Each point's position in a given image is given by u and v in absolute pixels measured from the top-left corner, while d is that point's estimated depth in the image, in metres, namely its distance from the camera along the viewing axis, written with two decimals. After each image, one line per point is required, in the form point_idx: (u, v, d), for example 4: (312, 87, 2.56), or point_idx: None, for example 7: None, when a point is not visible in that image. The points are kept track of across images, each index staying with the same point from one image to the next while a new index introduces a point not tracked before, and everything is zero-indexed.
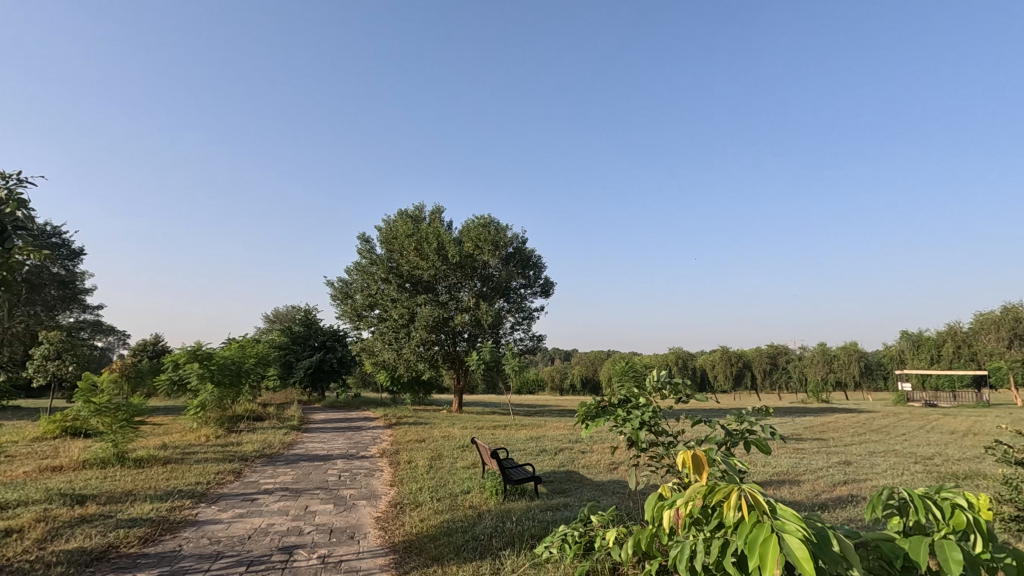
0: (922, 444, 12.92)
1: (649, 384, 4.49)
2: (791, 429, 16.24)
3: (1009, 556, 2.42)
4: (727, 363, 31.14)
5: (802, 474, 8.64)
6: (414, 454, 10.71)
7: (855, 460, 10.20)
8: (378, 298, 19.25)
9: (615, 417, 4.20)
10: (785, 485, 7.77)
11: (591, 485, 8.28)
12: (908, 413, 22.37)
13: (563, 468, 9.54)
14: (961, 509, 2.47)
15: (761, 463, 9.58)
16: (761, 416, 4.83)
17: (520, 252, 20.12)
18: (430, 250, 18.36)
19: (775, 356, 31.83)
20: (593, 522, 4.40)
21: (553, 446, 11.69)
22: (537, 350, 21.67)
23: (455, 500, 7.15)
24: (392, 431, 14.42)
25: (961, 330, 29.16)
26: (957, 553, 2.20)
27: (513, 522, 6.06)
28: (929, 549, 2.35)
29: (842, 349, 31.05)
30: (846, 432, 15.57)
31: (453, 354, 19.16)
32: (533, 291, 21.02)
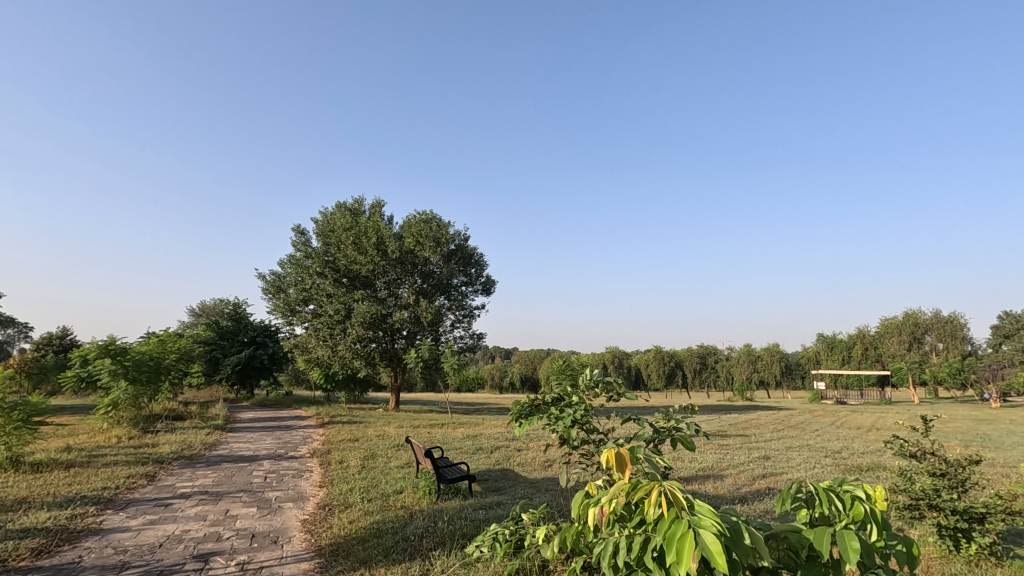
0: (831, 439, 13.90)
1: (581, 383, 4.53)
2: (717, 426, 17.03)
3: (900, 543, 2.61)
4: (661, 363, 32.26)
5: (725, 469, 9.07)
6: (346, 454, 10.39)
7: (774, 455, 10.80)
8: (313, 293, 18.54)
9: (548, 416, 4.21)
10: (709, 479, 8.13)
11: (525, 483, 8.33)
12: (821, 410, 24.04)
13: (499, 466, 9.56)
14: (860, 501, 2.64)
15: (688, 459, 9.98)
16: (687, 414, 4.98)
17: (462, 250, 20.03)
18: (369, 245, 17.90)
19: (704, 356, 33.35)
20: (524, 520, 4.39)
21: (490, 445, 11.69)
22: (477, 348, 21.64)
23: (387, 501, 6.98)
24: (325, 430, 13.97)
25: (869, 333, 31.67)
26: (855, 542, 2.34)
27: (445, 521, 5.98)
28: (832, 538, 2.48)
29: (766, 350, 32.90)
30: (766, 429, 16.52)
31: (390, 352, 18.79)
32: (474, 289, 20.98)
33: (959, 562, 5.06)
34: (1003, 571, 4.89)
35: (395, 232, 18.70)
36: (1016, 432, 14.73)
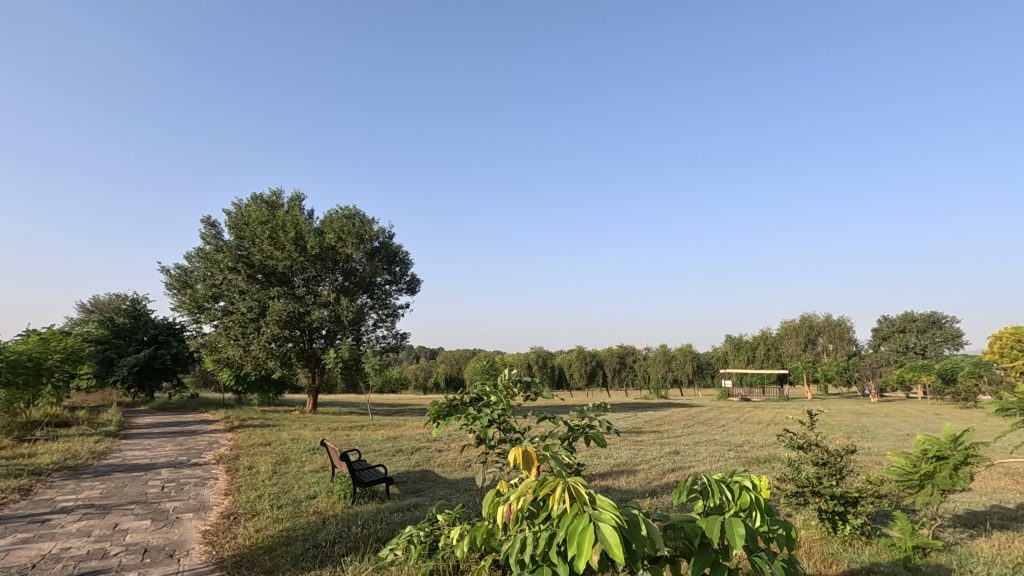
0: (735, 433, 14.89)
1: (499, 383, 4.56)
2: (633, 423, 17.78)
3: (780, 527, 2.85)
4: (583, 362, 33.15)
5: (638, 464, 9.49)
6: (256, 459, 9.85)
7: (683, 450, 11.45)
8: (224, 289, 17.42)
9: (465, 416, 4.19)
10: (623, 474, 8.48)
11: (444, 484, 8.29)
12: (727, 407, 25.76)
13: (418, 467, 9.45)
14: (747, 490, 2.85)
15: (604, 455, 10.33)
16: (600, 412, 5.15)
17: (386, 247, 19.62)
18: (287, 240, 17.06)
19: (623, 356, 34.68)
20: (439, 521, 4.33)
21: (410, 446, 11.55)
22: (399, 348, 21.28)
23: (298, 507, 6.70)
24: (234, 435, 13.17)
25: (771, 335, 34.25)
26: (740, 529, 2.53)
27: (359, 526, 5.83)
28: (721, 526, 2.66)
29: (680, 350, 34.74)
30: (677, 425, 17.45)
31: (308, 352, 18.04)
32: (398, 288, 20.65)
33: (835, 542, 5.62)
34: (870, 548, 5.48)
35: (315, 227, 17.98)
36: (889, 423, 16.50)
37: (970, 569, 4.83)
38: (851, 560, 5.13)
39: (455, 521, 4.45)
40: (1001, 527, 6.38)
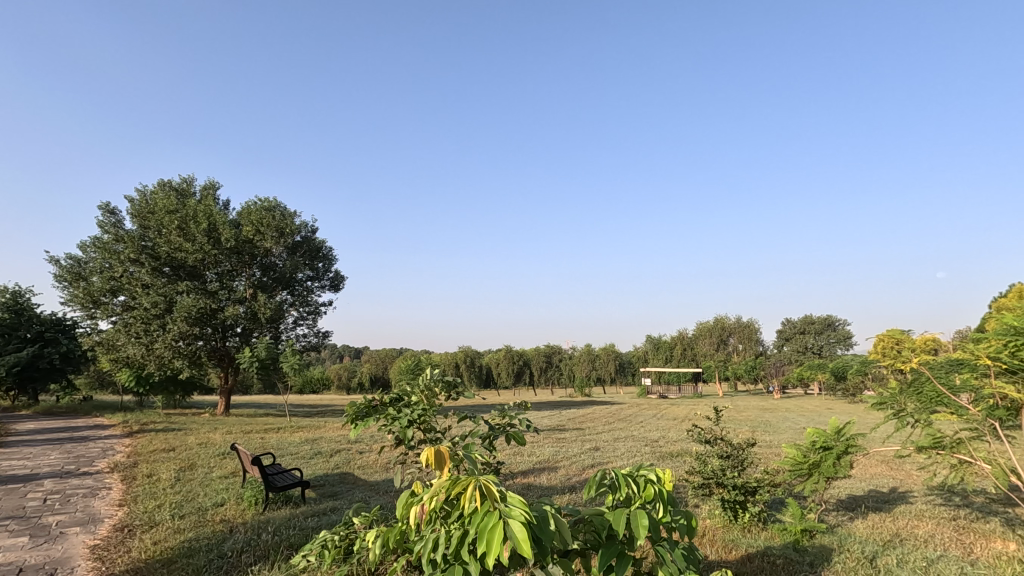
0: (651, 429, 15.54)
1: (420, 383, 4.52)
2: (556, 420, 18.17)
3: (682, 516, 3.01)
4: (511, 362, 33.33)
5: (559, 460, 9.74)
6: (157, 466, 9.15)
7: (602, 446, 11.85)
8: (124, 283, 16.03)
9: (385, 416, 4.09)
10: (544, 471, 8.66)
11: (364, 486, 8.12)
12: (646, 404, 26.93)
13: (338, 470, 9.18)
14: (651, 483, 2.99)
15: (527, 453, 10.51)
16: (521, 411, 5.21)
17: (308, 242, 18.90)
18: (198, 231, 15.95)
19: (549, 355, 35.34)
20: (356, 524, 4.19)
21: (329, 448, 11.17)
22: (321, 348, 20.51)
23: (203, 516, 6.31)
24: (132, 440, 12.17)
25: (687, 335, 36.08)
26: (644, 520, 2.64)
27: (270, 532, 5.58)
28: (627, 517, 2.77)
29: (603, 350, 35.94)
30: (599, 422, 18.05)
31: (220, 351, 16.96)
32: (321, 285, 19.92)
33: (735, 529, 6.02)
34: (766, 534, 5.93)
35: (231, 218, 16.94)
36: (787, 417, 17.91)
37: (848, 547, 5.35)
38: (749, 544, 5.53)
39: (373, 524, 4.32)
40: (875, 508, 7.11)
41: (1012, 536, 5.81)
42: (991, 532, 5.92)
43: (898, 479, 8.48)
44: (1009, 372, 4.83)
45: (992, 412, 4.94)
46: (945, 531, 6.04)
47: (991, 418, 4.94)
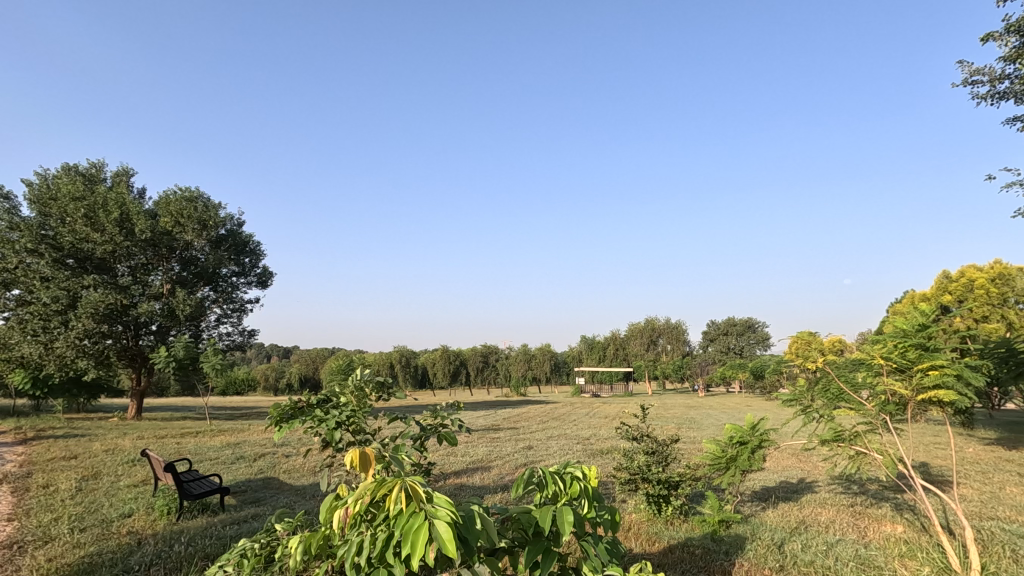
0: (584, 428, 15.90)
1: (350, 383, 4.39)
2: (491, 420, 18.24)
3: (608, 512, 3.08)
4: (446, 362, 32.81)
5: (493, 460, 9.79)
6: (55, 476, 8.38)
7: (535, 445, 12.01)
8: (20, 275, 14.58)
9: (312, 418, 3.91)
10: (478, 471, 8.68)
11: (289, 491, 7.81)
12: (580, 403, 27.55)
13: (262, 474, 8.78)
14: (577, 480, 3.04)
15: (461, 453, 10.48)
16: (453, 412, 5.19)
17: (234, 236, 17.96)
18: (108, 221, 14.75)
19: (486, 355, 35.40)
20: (278, 531, 3.88)
21: (253, 452, 10.66)
22: (246, 347, 19.55)
23: (108, 528, 5.85)
24: (26, 448, 11.08)
25: (619, 336, 37.18)
26: (569, 516, 2.68)
27: (184, 543, 5.25)
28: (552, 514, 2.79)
29: (539, 350, 36.33)
30: (533, 421, 18.28)
31: (132, 351, 15.77)
32: (247, 281, 19.00)
33: (659, 522, 6.28)
34: (686, 525, 6.22)
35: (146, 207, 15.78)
36: (710, 415, 18.86)
37: (759, 535, 5.72)
38: (670, 536, 5.79)
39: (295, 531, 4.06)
40: (785, 498, 7.64)
41: (899, 519, 6.40)
42: (882, 517, 6.51)
43: (805, 470, 9.14)
44: (898, 370, 5.30)
45: (885, 406, 5.41)
46: (843, 516, 6.58)
47: (883, 412, 5.41)
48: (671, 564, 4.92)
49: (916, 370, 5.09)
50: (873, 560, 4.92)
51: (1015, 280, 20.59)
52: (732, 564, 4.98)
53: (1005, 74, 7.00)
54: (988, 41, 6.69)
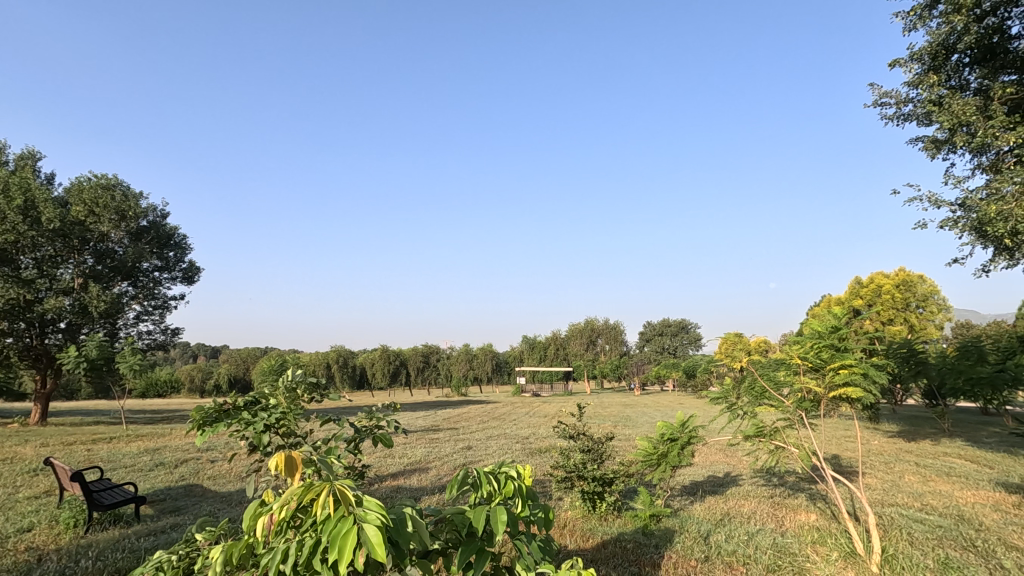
0: (523, 427, 16.03)
1: (280, 385, 4.17)
2: (431, 420, 18.08)
3: (541, 510, 3.09)
4: (386, 362, 32.19)
5: (431, 461, 9.69)
6: None
7: (474, 445, 11.98)
8: None
9: (239, 421, 3.64)
10: (416, 473, 8.56)
11: (213, 498, 7.40)
12: (520, 402, 27.80)
13: (183, 482, 8.27)
14: (511, 479, 3.04)
15: (399, 454, 10.30)
16: (389, 413, 5.08)
17: (157, 228, 16.85)
18: (10, 208, 13.43)
19: (427, 355, 35.01)
20: (200, 542, 3.36)
21: (174, 458, 10.02)
22: (168, 346, 18.38)
23: (3, 545, 5.32)
24: None
25: (560, 336, 37.70)
26: (502, 515, 2.66)
27: (91, 559, 4.85)
28: (487, 514, 2.76)
29: (481, 349, 36.13)
30: (473, 421, 18.26)
31: (37, 350, 14.45)
32: (171, 276, 17.87)
33: (593, 518, 6.41)
34: (619, 521, 6.39)
35: (55, 194, 14.54)
36: (644, 412, 19.50)
37: (687, 528, 5.96)
38: (604, 532, 5.93)
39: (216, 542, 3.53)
40: (711, 492, 8.02)
41: (812, 508, 6.86)
42: (798, 506, 6.95)
43: (730, 465, 9.63)
44: (813, 369, 5.68)
45: (801, 403, 5.78)
46: (763, 507, 6.98)
47: (799, 408, 5.78)
48: (604, 559, 5.04)
49: (829, 369, 5.49)
50: (788, 548, 5.24)
51: (917, 286, 22.52)
52: (661, 556, 5.16)
53: (909, 98, 7.64)
54: (894, 67, 7.30)
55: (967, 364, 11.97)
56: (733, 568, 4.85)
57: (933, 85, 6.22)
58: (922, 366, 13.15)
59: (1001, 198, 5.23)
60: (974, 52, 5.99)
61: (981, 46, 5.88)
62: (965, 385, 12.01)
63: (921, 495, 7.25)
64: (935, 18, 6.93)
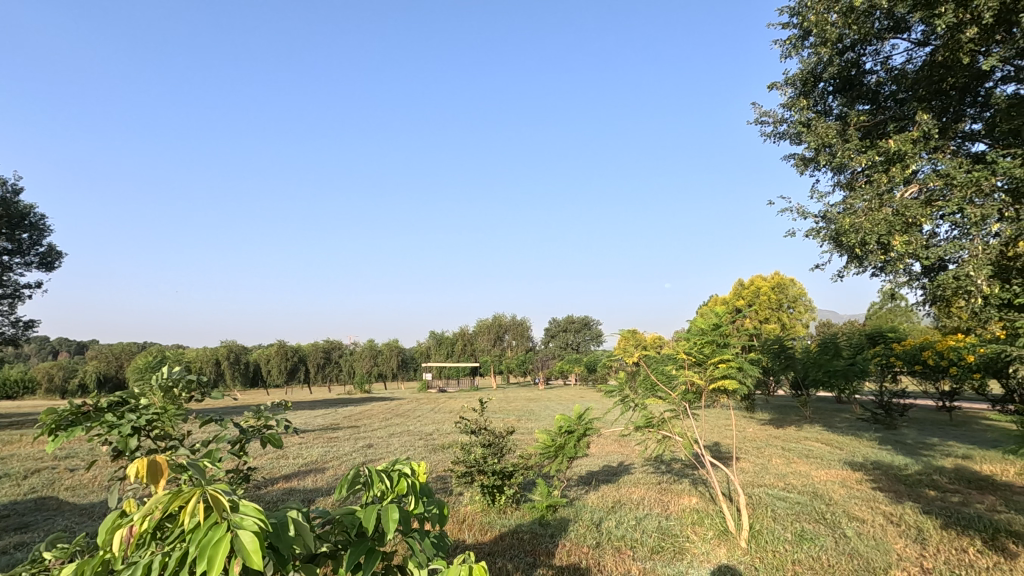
0: (427, 424, 15.84)
1: (154, 383, 3.70)
2: (330, 419, 17.41)
3: (435, 507, 3.02)
4: (283, 359, 30.31)
5: (328, 461, 9.29)
6: None
7: (375, 443, 11.66)
8: None
9: (101, 424, 3.18)
10: (311, 473, 8.16)
11: (72, 511, 6.59)
12: (425, 399, 27.52)
13: (36, 494, 7.30)
14: (404, 476, 2.94)
15: (293, 455, 9.77)
16: (279, 411, 4.75)
17: (7, 206, 14.72)
18: None
19: (328, 351, 33.60)
20: (47, 564, 2.88)
21: (23, 468, 8.80)
22: (20, 341, 16.13)
23: None
24: None
25: (468, 332, 37.70)
26: (395, 512, 2.56)
27: None
28: (378, 513, 2.64)
29: (387, 345, 34.81)
30: (375, 418, 17.83)
31: None
32: (24, 262, 15.66)
33: (493, 511, 6.48)
34: (518, 513, 6.53)
35: None
36: (547, 406, 20.07)
37: (581, 517, 6.20)
38: (502, 525, 6.02)
39: (69, 562, 3.04)
40: (605, 481, 8.42)
41: (694, 492, 7.43)
42: (681, 491, 7.49)
43: (623, 455, 10.17)
44: (697, 364, 6.11)
45: (686, 395, 6.21)
46: (651, 493, 7.45)
47: (684, 400, 6.23)
48: (501, 551, 5.11)
49: (710, 363, 5.95)
50: (671, 530, 5.62)
51: (789, 288, 25.02)
52: (556, 545, 5.33)
53: (783, 118, 8.45)
54: (772, 89, 8.02)
55: (826, 359, 13.50)
56: (621, 552, 5.11)
57: (803, 109, 6.93)
58: (790, 360, 14.66)
59: (853, 213, 5.96)
60: (836, 81, 6.74)
61: (842, 77, 6.64)
62: (824, 376, 13.55)
63: (785, 475, 8.09)
64: (806, 49, 7.73)
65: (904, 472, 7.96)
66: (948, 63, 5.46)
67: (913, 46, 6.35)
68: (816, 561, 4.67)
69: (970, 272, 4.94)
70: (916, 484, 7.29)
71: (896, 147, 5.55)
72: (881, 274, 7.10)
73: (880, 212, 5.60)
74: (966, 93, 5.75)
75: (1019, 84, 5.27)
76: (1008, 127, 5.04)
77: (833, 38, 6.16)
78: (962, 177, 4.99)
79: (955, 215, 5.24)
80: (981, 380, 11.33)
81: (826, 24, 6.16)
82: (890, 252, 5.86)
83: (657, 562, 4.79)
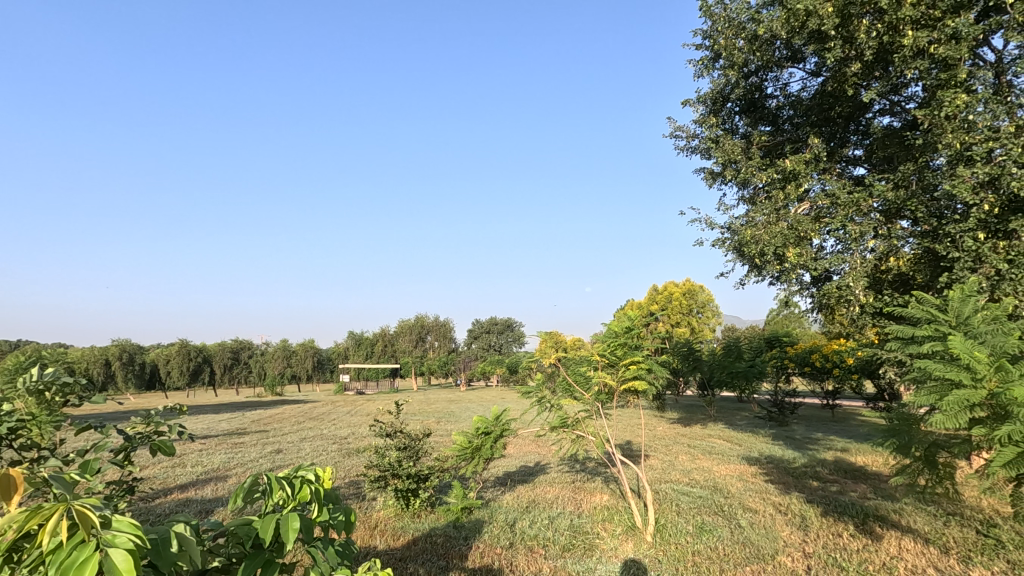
0: (342, 427, 15.27)
1: (21, 385, 3.23)
2: (236, 423, 16.35)
3: (341, 514, 2.87)
4: (185, 359, 28.01)
5: (231, 468, 8.70)
6: None
7: (285, 448, 11.07)
8: None
9: None
10: (211, 482, 7.59)
11: None
12: (342, 401, 26.56)
13: None
14: (307, 483, 2.77)
15: (191, 463, 9.06)
16: (173, 414, 4.35)
17: None
18: None
19: (236, 351, 31.48)
20: None
21: None
22: None
23: None
24: None
25: (388, 332, 36.81)
26: (295, 522, 2.39)
27: None
28: (276, 522, 2.45)
29: (301, 345, 33.18)
30: (286, 422, 16.96)
31: None
32: None
33: (407, 516, 6.34)
34: (432, 516, 6.43)
35: None
36: (467, 408, 20.01)
37: (496, 518, 6.21)
38: (415, 529, 5.91)
39: None
40: (521, 481, 8.48)
41: (605, 489, 7.67)
42: (593, 489, 7.71)
43: (540, 455, 10.32)
44: (609, 365, 6.27)
45: (599, 395, 6.36)
46: (565, 492, 7.61)
47: (597, 400, 6.37)
48: (413, 556, 5.01)
49: (622, 365, 6.14)
50: (583, 527, 5.76)
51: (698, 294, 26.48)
52: (469, 547, 5.31)
53: (695, 133, 8.93)
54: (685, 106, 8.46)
55: (729, 361, 14.43)
56: (533, 551, 5.17)
57: (712, 126, 7.35)
58: (697, 362, 15.53)
59: (754, 225, 6.40)
60: (742, 103, 7.21)
61: (747, 99, 7.12)
62: (727, 377, 14.48)
63: (689, 471, 8.54)
64: (715, 69, 8.23)
65: (792, 465, 8.66)
66: (836, 93, 6.02)
67: (808, 76, 6.95)
68: (714, 551, 4.95)
69: (850, 282, 5.46)
70: (802, 475, 7.96)
71: (792, 166, 6.02)
72: (777, 283, 7.69)
73: (777, 225, 6.06)
74: (850, 121, 6.36)
75: (892, 117, 5.90)
76: (883, 154, 5.65)
77: (739, 62, 6.60)
78: (846, 198, 5.51)
79: (838, 231, 5.75)
80: (858, 381, 12.56)
81: (734, 49, 6.58)
82: (785, 263, 6.33)
83: (568, 560, 4.88)
